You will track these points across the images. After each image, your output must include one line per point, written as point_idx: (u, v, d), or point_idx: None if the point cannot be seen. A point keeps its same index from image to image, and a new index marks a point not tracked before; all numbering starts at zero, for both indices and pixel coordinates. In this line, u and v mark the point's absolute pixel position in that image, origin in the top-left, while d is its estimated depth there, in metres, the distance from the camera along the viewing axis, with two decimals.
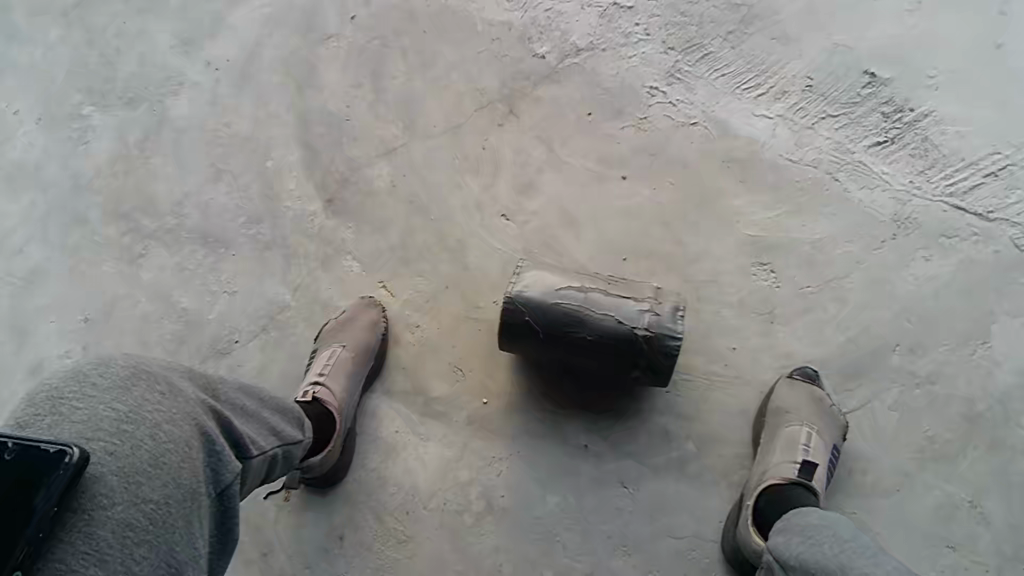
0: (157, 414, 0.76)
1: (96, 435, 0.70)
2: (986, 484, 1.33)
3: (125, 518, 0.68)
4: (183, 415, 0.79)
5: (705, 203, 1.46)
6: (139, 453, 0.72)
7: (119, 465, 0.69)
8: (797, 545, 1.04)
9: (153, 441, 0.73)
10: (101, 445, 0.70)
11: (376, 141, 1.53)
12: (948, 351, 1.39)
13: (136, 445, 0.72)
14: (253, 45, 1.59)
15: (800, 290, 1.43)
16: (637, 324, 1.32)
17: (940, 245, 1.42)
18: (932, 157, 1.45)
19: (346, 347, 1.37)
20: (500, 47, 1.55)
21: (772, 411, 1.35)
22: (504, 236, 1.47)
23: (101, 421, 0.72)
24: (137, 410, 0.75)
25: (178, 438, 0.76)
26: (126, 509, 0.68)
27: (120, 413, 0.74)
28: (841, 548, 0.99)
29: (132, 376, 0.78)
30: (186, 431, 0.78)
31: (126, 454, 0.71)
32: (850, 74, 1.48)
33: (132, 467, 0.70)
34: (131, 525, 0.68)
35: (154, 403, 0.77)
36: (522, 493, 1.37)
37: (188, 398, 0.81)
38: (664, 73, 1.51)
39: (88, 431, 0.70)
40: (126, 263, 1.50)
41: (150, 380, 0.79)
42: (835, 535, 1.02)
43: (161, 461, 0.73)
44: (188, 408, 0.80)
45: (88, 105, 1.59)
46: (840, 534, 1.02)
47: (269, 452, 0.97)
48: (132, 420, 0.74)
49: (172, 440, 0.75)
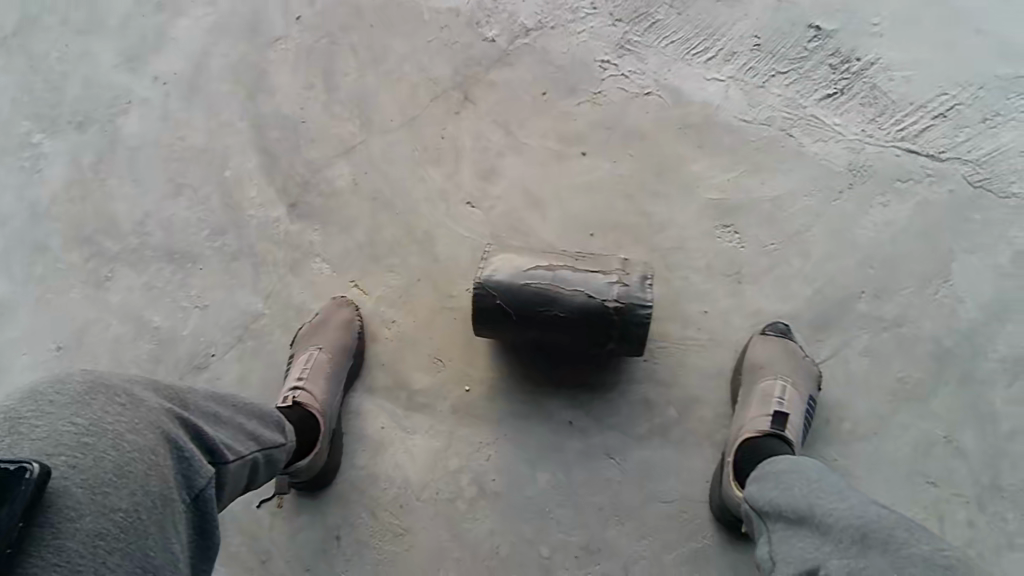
0: (118, 425, 0.77)
1: (57, 450, 0.71)
2: (958, 418, 1.37)
3: (94, 527, 0.69)
4: (146, 424, 0.80)
5: (665, 170, 1.47)
6: (103, 463, 0.73)
7: (83, 476, 0.71)
8: (770, 490, 1.10)
9: (116, 451, 0.75)
10: (63, 459, 0.71)
11: (333, 139, 1.52)
12: (913, 294, 1.42)
13: (99, 457, 0.73)
14: (199, 55, 1.58)
15: (764, 248, 1.45)
16: (606, 296, 1.33)
17: (895, 189, 1.45)
18: (881, 104, 1.47)
19: (323, 349, 1.37)
20: (449, 34, 1.55)
21: (747, 368, 1.37)
22: (469, 222, 1.47)
23: (61, 436, 0.73)
24: (97, 423, 0.76)
25: (142, 446, 0.77)
26: (95, 519, 0.69)
27: (80, 427, 0.75)
28: (810, 487, 1.05)
29: (90, 390, 0.79)
30: (151, 439, 0.79)
31: (90, 465, 0.72)
32: (796, 29, 1.50)
33: (97, 478, 0.72)
34: (102, 535, 0.69)
35: (114, 415, 0.78)
36: (512, 475, 1.39)
37: (150, 406, 0.82)
38: (614, 45, 1.52)
39: (49, 446, 0.71)
40: (92, 287, 1.48)
41: (109, 392, 0.80)
42: (803, 476, 1.07)
43: (126, 470, 0.74)
44: (151, 417, 0.81)
45: (38, 131, 1.57)
46: (808, 474, 1.08)
47: (248, 457, 0.98)
48: (94, 433, 0.75)
49: (137, 449, 0.76)
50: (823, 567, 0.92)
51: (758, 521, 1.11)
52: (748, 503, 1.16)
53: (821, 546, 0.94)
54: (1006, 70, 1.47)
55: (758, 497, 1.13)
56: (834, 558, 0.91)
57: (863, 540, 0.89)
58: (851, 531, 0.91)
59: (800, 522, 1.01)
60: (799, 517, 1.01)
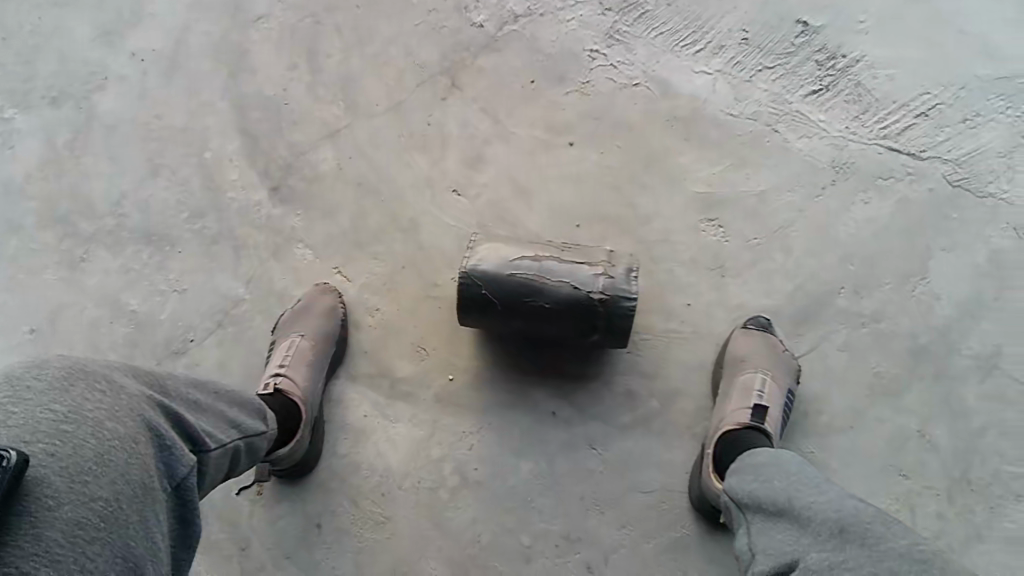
0: (98, 412, 0.74)
1: (35, 437, 0.68)
2: (932, 414, 1.39)
3: (73, 517, 0.66)
4: (127, 411, 0.77)
5: (652, 162, 1.47)
6: (82, 452, 0.70)
7: (63, 464, 0.68)
8: (750, 483, 1.10)
9: (97, 439, 0.72)
10: (41, 446, 0.67)
11: (317, 122, 1.49)
12: (891, 290, 1.44)
13: (79, 444, 0.70)
14: (178, 31, 1.54)
15: (747, 242, 1.46)
16: (592, 288, 1.33)
17: (877, 186, 1.47)
18: (865, 101, 1.48)
19: (305, 337, 1.35)
20: (437, 18, 1.53)
21: (729, 361, 1.38)
22: (455, 211, 1.46)
23: (40, 423, 0.69)
24: (77, 410, 0.73)
25: (122, 435, 0.75)
26: (74, 508, 0.66)
27: (59, 413, 0.71)
28: (789, 480, 1.05)
29: (69, 375, 0.76)
30: (131, 427, 0.77)
31: (69, 453, 0.69)
32: (783, 25, 1.50)
33: (76, 466, 0.69)
34: (81, 525, 0.66)
35: (94, 401, 0.75)
36: (494, 464, 1.39)
37: (130, 393, 0.80)
38: (603, 34, 1.51)
39: (26, 433, 0.67)
40: (66, 268, 1.45)
41: (89, 378, 0.77)
42: (782, 469, 1.07)
43: (106, 458, 0.71)
44: (131, 403, 0.79)
45: (9, 106, 1.52)
46: (787, 467, 1.08)
47: (229, 445, 0.96)
48: (73, 420, 0.72)
49: (117, 437, 0.74)
50: (801, 561, 0.90)
51: (736, 513, 1.09)
52: (727, 496, 1.16)
53: (800, 539, 0.93)
54: (986, 71, 1.49)
55: (737, 489, 1.12)
56: (812, 551, 0.90)
57: (841, 534, 0.88)
58: (829, 524, 0.91)
59: (778, 515, 1.00)
60: (777, 511, 1.01)
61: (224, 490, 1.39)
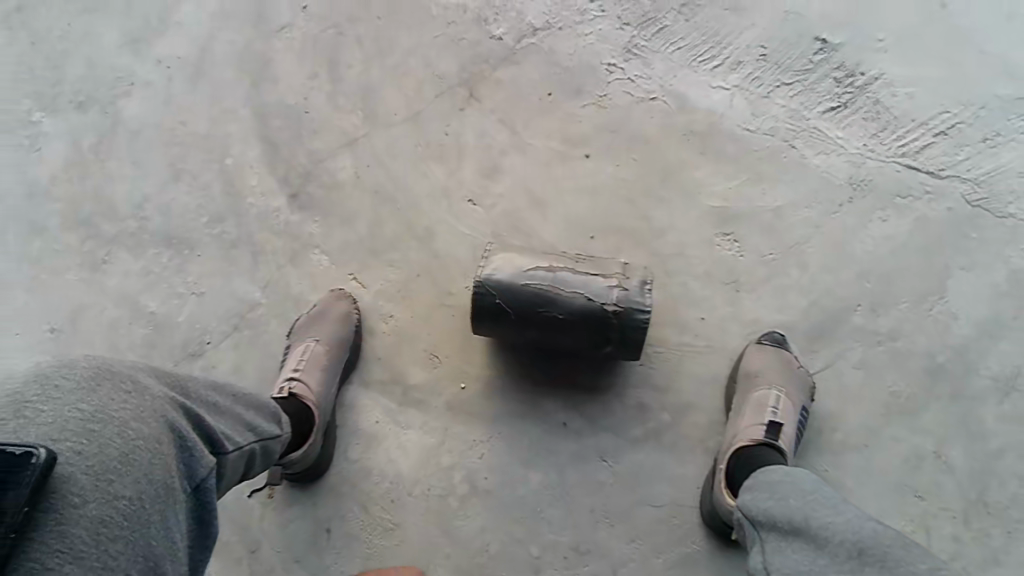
0: (123, 412, 0.75)
1: (63, 435, 0.69)
2: (948, 434, 1.38)
3: (98, 515, 0.67)
4: (151, 412, 0.78)
5: (668, 175, 1.48)
6: (108, 450, 0.71)
7: (89, 463, 0.69)
8: (765, 500, 1.06)
9: (121, 438, 0.73)
10: (69, 444, 0.68)
11: (337, 131, 1.52)
12: (908, 309, 1.43)
13: (104, 444, 0.71)
14: (203, 40, 1.57)
15: (762, 257, 1.46)
16: (606, 300, 1.33)
17: (895, 205, 1.46)
18: (883, 119, 1.48)
19: (320, 342, 1.36)
20: (456, 30, 1.54)
21: (742, 376, 1.37)
22: (471, 221, 1.47)
23: (68, 422, 0.70)
24: (103, 409, 0.74)
25: (147, 435, 0.75)
26: (99, 506, 0.68)
27: (86, 413, 0.72)
28: (806, 499, 1.00)
29: (96, 376, 0.77)
30: (155, 428, 0.77)
31: (95, 452, 0.70)
32: (802, 41, 1.50)
33: (102, 465, 0.70)
34: (105, 522, 0.68)
35: (119, 402, 0.76)
36: (504, 474, 1.39)
37: (154, 394, 0.81)
38: (620, 48, 1.52)
39: (55, 431, 0.68)
40: (88, 270, 1.47)
41: (116, 379, 0.78)
42: (799, 488, 1.03)
43: (130, 458, 0.72)
44: (155, 405, 0.79)
45: (38, 110, 1.55)
46: (803, 485, 1.04)
47: (246, 447, 0.97)
48: (99, 419, 0.73)
49: (142, 437, 0.75)
50: None
51: (749, 531, 1.06)
52: (741, 511, 1.12)
53: (816, 560, 0.90)
54: (1007, 90, 1.48)
55: (751, 507, 1.08)
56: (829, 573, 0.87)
57: (861, 556, 0.86)
58: (847, 546, 0.88)
59: (794, 534, 0.96)
60: (793, 530, 0.96)
61: (236, 493, 1.40)
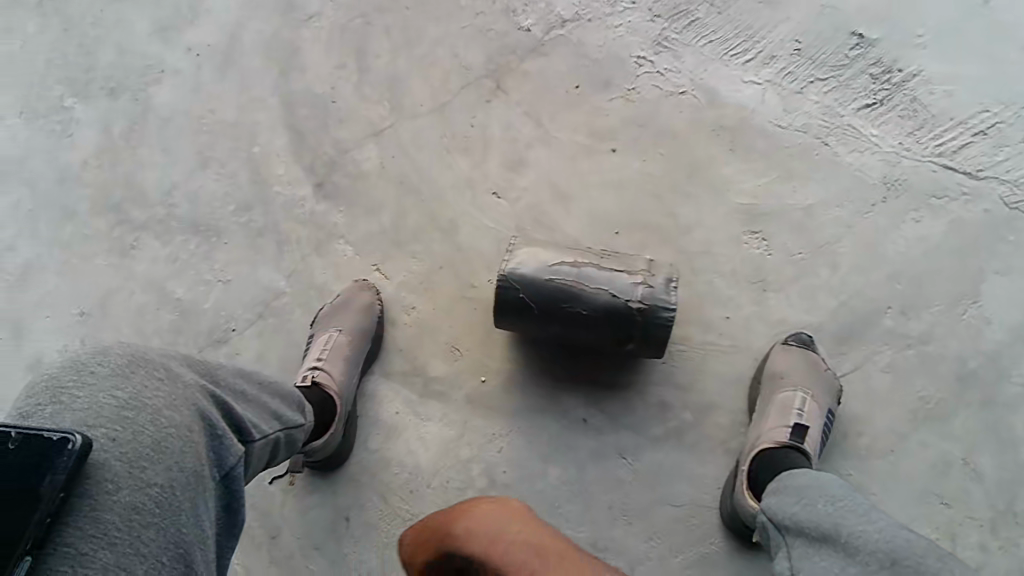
0: (156, 400, 0.75)
1: (98, 421, 0.69)
2: (977, 441, 1.35)
3: (131, 501, 0.67)
4: (183, 401, 0.78)
5: (695, 171, 1.46)
6: (141, 438, 0.70)
7: (122, 450, 0.68)
8: (791, 505, 0.99)
9: (154, 426, 0.72)
10: (103, 431, 0.69)
11: (364, 121, 1.52)
12: (940, 313, 1.40)
13: (137, 431, 0.71)
14: (232, 28, 1.57)
15: (791, 256, 1.43)
16: (630, 296, 1.32)
17: (930, 205, 1.43)
18: (921, 117, 1.44)
19: (343, 331, 1.37)
20: (484, 21, 1.53)
21: (767, 377, 1.35)
22: (495, 213, 1.46)
23: (102, 408, 0.70)
24: (137, 397, 0.74)
25: (179, 423, 0.75)
26: (132, 492, 0.67)
27: (120, 400, 0.72)
28: (835, 505, 0.92)
29: (130, 363, 0.77)
30: (186, 416, 0.77)
31: (129, 439, 0.70)
32: (838, 36, 1.47)
33: (135, 452, 0.69)
34: (138, 509, 0.67)
35: (152, 389, 0.75)
36: (523, 468, 1.38)
37: (186, 382, 0.80)
38: (650, 41, 1.50)
39: (90, 418, 0.69)
40: (117, 255, 1.49)
41: (149, 366, 0.78)
42: (827, 493, 0.95)
43: (162, 445, 0.72)
44: (187, 393, 0.79)
45: (70, 95, 1.57)
46: (830, 490, 0.97)
47: (272, 435, 0.95)
48: (133, 407, 0.72)
49: (174, 425, 0.74)
50: None
51: (773, 536, 0.99)
52: (764, 515, 1.06)
53: (845, 570, 0.82)
54: None
55: (776, 511, 1.02)
56: None
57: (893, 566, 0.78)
58: (879, 556, 0.80)
59: (821, 541, 0.88)
60: (821, 536, 0.88)
61: (257, 479, 1.41)
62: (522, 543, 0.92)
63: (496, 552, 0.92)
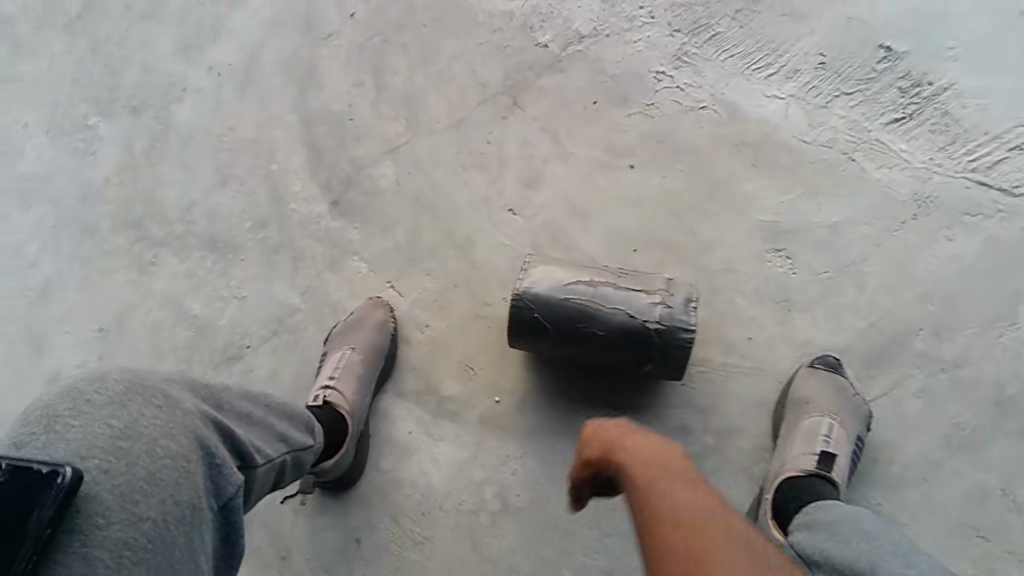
0: (153, 428, 0.71)
1: (91, 452, 0.66)
2: (1017, 470, 1.27)
3: (122, 537, 0.63)
4: (182, 428, 0.73)
5: (716, 188, 1.42)
6: (135, 470, 0.67)
7: (115, 483, 0.65)
8: (821, 539, 0.89)
9: (149, 457, 0.68)
10: (96, 463, 0.65)
11: (380, 138, 1.52)
12: (974, 335, 1.33)
13: (132, 462, 0.67)
14: (252, 48, 1.59)
15: (816, 275, 1.38)
16: (648, 317, 1.28)
17: (963, 222, 1.37)
18: (952, 132, 1.39)
19: (355, 350, 1.35)
20: (501, 37, 1.52)
21: (791, 402, 1.30)
22: (511, 230, 1.45)
23: (97, 438, 0.67)
24: (133, 425, 0.70)
25: (176, 453, 0.71)
26: (124, 528, 0.63)
27: (116, 429, 0.69)
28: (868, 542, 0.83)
29: (128, 390, 0.73)
30: (184, 445, 0.72)
31: (123, 471, 0.66)
32: (864, 49, 1.43)
33: (129, 485, 0.65)
34: (129, 545, 0.63)
35: (150, 418, 0.71)
36: (538, 491, 1.35)
37: (187, 409, 0.76)
38: (669, 56, 1.47)
39: (83, 448, 0.65)
40: (136, 271, 1.51)
41: (147, 393, 0.74)
42: (862, 530, 0.86)
43: (157, 477, 0.68)
44: (187, 421, 0.75)
45: (94, 114, 1.60)
46: (865, 526, 0.87)
47: (276, 459, 0.90)
48: (128, 436, 0.69)
49: (171, 455, 0.70)
50: None
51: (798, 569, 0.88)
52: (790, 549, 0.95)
53: None
54: None
55: (803, 545, 0.92)
56: None
57: None
58: None
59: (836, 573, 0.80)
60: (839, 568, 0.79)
61: (269, 499, 1.39)
62: (661, 466, 0.87)
63: (639, 472, 0.87)
